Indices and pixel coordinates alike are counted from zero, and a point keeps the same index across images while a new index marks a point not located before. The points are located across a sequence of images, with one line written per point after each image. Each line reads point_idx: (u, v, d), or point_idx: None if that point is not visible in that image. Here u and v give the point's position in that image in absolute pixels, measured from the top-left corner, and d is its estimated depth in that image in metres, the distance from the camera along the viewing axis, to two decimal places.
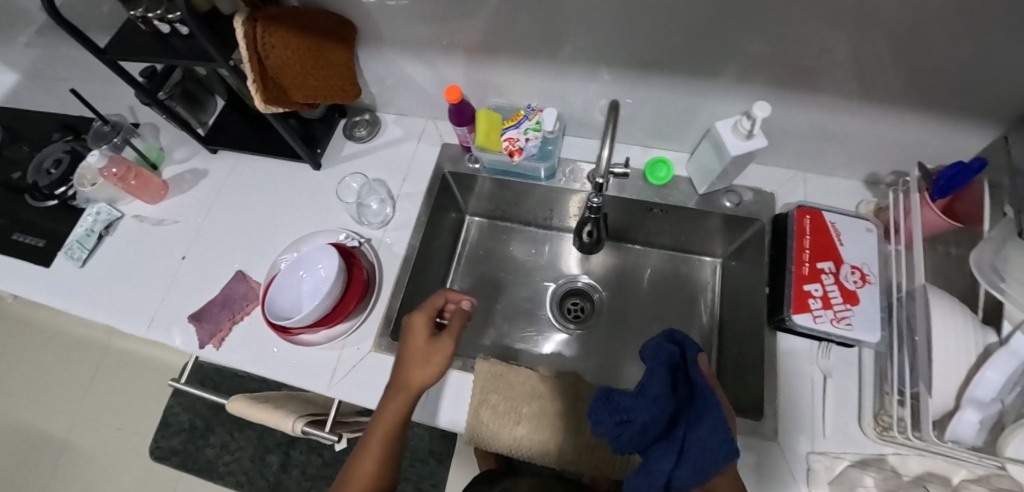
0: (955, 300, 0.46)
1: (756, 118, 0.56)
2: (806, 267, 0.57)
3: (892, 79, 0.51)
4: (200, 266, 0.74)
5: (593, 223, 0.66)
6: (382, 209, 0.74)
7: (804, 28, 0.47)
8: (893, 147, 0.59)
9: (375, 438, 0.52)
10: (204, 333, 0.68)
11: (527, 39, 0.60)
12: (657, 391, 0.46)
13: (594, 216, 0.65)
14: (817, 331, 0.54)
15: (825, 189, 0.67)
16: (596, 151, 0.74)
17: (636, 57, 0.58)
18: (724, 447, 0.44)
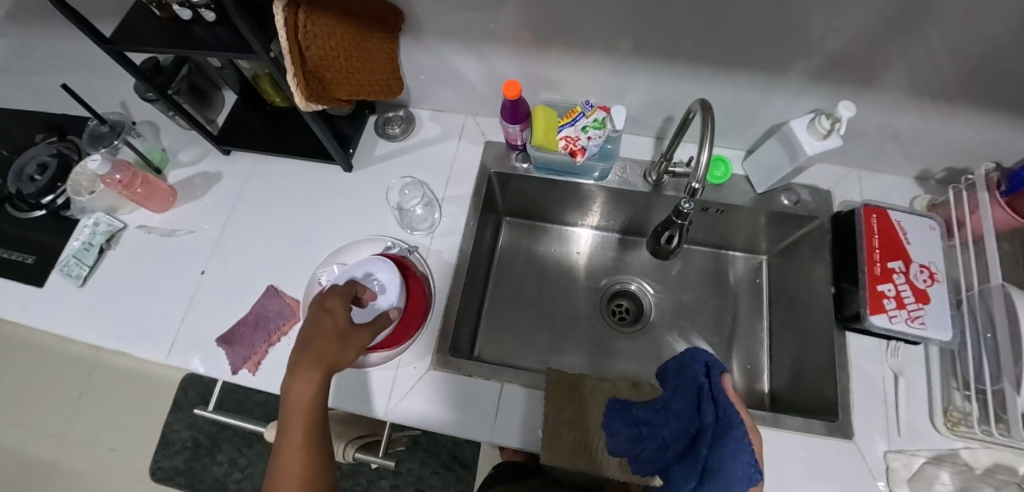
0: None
1: (841, 117, 0.53)
2: (878, 267, 0.58)
3: (972, 84, 0.52)
4: (222, 283, 0.68)
5: (676, 229, 0.55)
6: (428, 214, 0.67)
7: (902, 26, 0.47)
8: (953, 147, 0.62)
9: (292, 442, 0.44)
10: (236, 358, 0.63)
11: (602, 17, 0.54)
12: (680, 410, 0.55)
13: (680, 222, 0.53)
14: (893, 331, 0.56)
15: (877, 186, 0.69)
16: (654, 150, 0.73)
17: (715, 39, 0.54)
18: (748, 470, 0.46)
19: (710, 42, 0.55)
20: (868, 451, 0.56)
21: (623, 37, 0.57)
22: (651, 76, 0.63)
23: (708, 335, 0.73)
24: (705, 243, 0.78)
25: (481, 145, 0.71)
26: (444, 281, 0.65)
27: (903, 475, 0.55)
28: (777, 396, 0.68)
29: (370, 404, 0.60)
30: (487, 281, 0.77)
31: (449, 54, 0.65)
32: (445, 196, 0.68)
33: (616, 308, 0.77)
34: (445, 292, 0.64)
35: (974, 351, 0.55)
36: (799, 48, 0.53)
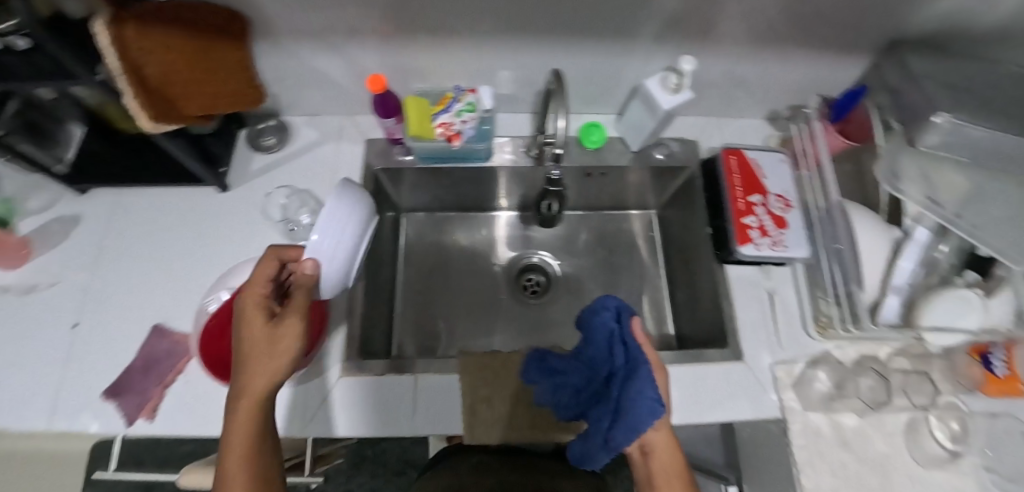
0: (868, 210, 0.59)
1: (684, 72, 0.58)
2: (741, 202, 0.64)
3: (791, 28, 0.58)
4: (98, 334, 0.61)
5: None
6: (315, 222, 0.66)
7: None
8: (791, 85, 0.68)
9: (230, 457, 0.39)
10: (128, 408, 0.57)
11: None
12: (596, 355, 0.55)
13: None
14: (762, 256, 0.62)
15: (736, 130, 0.75)
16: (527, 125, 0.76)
17: (560, 11, 0.57)
18: (650, 404, 0.45)
19: (556, 14, 0.57)
20: (756, 367, 0.63)
21: (476, 17, 0.58)
22: (514, 53, 0.65)
23: (612, 290, 0.78)
24: (600, 207, 0.82)
25: (360, 144, 0.71)
26: (345, 285, 0.64)
27: (787, 381, 0.62)
28: (680, 335, 0.74)
29: (285, 423, 0.58)
30: (395, 279, 0.77)
31: (309, 55, 0.63)
32: None
33: (526, 282, 0.79)
34: (346, 296, 0.63)
35: (826, 261, 0.62)
36: (636, 10, 0.56)
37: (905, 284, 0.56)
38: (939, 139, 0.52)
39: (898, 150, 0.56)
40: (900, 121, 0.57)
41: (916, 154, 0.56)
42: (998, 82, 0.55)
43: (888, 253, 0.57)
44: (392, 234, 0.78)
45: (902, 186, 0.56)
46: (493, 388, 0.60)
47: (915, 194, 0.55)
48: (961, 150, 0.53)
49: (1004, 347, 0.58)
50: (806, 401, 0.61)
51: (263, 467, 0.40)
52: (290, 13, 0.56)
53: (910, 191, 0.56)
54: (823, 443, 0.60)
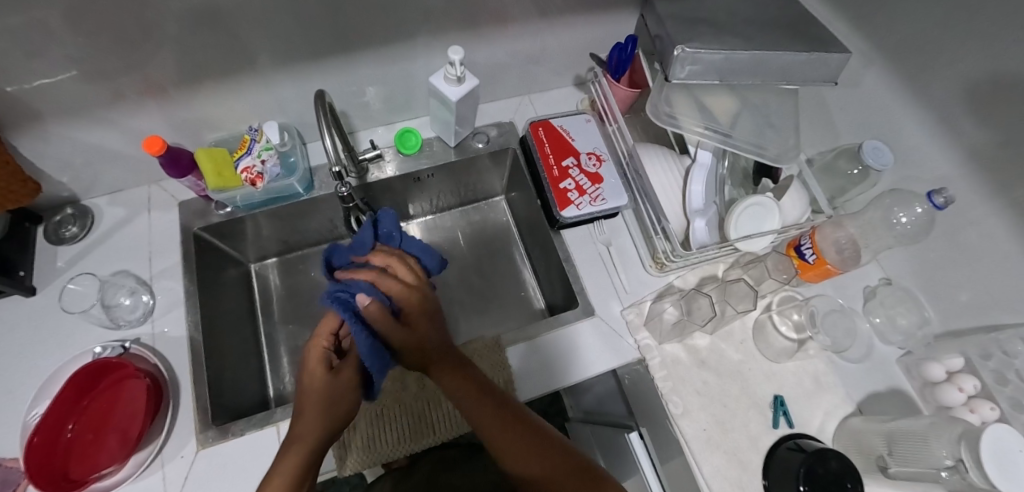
0: (659, 147, 0.65)
1: (456, 62, 0.59)
2: (556, 168, 0.67)
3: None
4: None
5: (358, 211, 0.61)
6: (137, 302, 0.63)
7: None
8: (577, 51, 0.72)
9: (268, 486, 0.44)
10: None
11: (205, 45, 0.54)
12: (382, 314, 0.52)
13: (353, 205, 0.59)
14: (584, 215, 0.65)
15: (547, 102, 0.79)
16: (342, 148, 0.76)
17: (325, 33, 0.57)
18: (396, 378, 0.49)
19: (316, 35, 0.57)
20: (608, 316, 0.66)
21: (238, 57, 0.58)
22: (299, 82, 0.64)
23: (478, 281, 0.80)
24: (450, 205, 0.85)
25: (174, 209, 0.69)
26: (184, 356, 0.61)
27: (638, 321, 0.65)
28: (550, 306, 0.77)
29: None
30: (258, 333, 0.75)
31: (80, 135, 0.60)
32: (154, 274, 0.65)
33: None
34: (188, 366, 0.60)
35: (641, 202, 0.66)
36: (395, 15, 0.57)
37: (706, 204, 0.61)
38: (688, 70, 0.56)
39: (665, 88, 0.60)
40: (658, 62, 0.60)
41: (678, 88, 0.60)
42: (731, 7, 0.61)
43: (681, 180, 0.63)
44: (244, 289, 0.76)
45: (676, 119, 0.59)
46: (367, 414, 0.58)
47: (687, 124, 0.59)
48: (711, 74, 0.57)
49: (809, 235, 0.64)
50: (659, 333, 0.64)
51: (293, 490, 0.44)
52: (31, 97, 0.53)
53: (684, 121, 0.60)
54: (684, 369, 0.63)
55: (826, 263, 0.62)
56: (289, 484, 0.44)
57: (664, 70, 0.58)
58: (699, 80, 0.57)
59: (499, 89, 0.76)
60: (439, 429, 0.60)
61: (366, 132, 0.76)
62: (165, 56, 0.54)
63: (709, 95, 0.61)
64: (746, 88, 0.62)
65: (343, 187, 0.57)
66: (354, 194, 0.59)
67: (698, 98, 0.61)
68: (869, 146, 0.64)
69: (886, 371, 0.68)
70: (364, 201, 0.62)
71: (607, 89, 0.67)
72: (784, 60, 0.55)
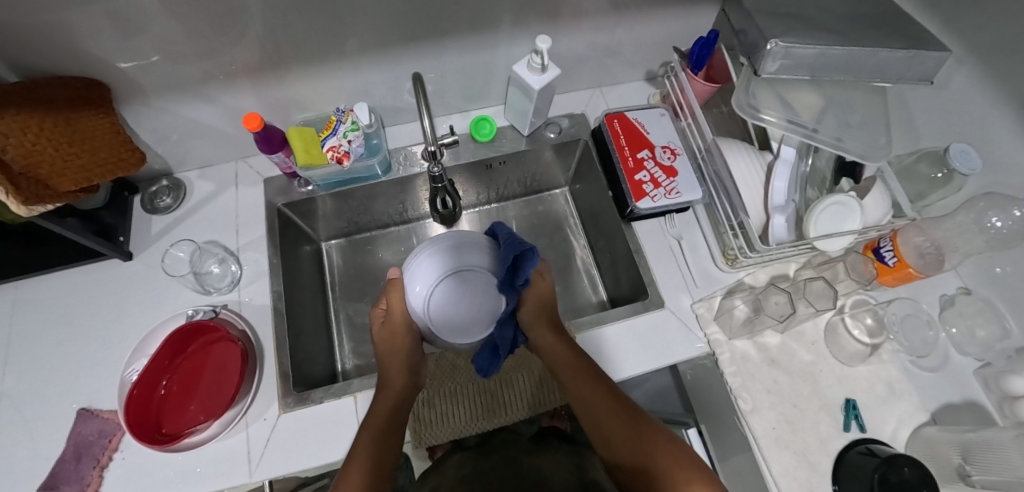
0: (740, 142, 0.65)
1: (543, 51, 0.60)
2: (631, 159, 0.68)
3: None
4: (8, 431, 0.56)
5: (443, 192, 0.62)
6: (226, 270, 0.66)
7: None
8: (653, 45, 0.73)
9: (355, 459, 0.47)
10: None
11: (307, 27, 0.57)
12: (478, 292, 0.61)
13: (440, 186, 0.60)
14: (659, 207, 0.65)
15: (618, 96, 0.79)
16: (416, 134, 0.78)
17: (419, 20, 0.59)
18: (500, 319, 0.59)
19: (411, 20, 0.59)
20: (677, 309, 0.66)
21: (336, 39, 0.60)
22: (386, 66, 0.67)
23: None
24: (514, 195, 0.86)
25: (260, 185, 0.72)
26: (267, 324, 0.64)
27: (708, 315, 0.65)
28: (611, 298, 0.77)
29: (227, 476, 0.55)
30: (328, 309, 0.77)
31: (183, 110, 0.64)
32: (240, 245, 0.68)
33: None
34: (272, 334, 0.63)
35: (717, 197, 0.66)
36: (485, 4, 0.59)
37: (788, 201, 0.60)
38: (778, 65, 0.56)
39: (751, 82, 0.60)
40: (745, 56, 0.60)
41: (764, 83, 0.60)
42: (821, 3, 0.60)
43: (763, 176, 0.62)
44: (316, 266, 0.79)
45: (761, 114, 0.59)
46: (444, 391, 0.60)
47: (773, 119, 0.59)
48: (800, 69, 0.57)
49: (891, 238, 0.63)
50: (730, 329, 0.64)
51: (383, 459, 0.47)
52: (148, 70, 0.57)
53: (770, 117, 0.60)
54: (753, 367, 0.63)
55: (909, 266, 0.61)
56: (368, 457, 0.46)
57: (752, 64, 0.58)
58: (788, 75, 0.57)
59: (572, 81, 0.77)
60: (509, 409, 0.61)
61: (440, 118, 0.78)
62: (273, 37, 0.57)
63: (795, 92, 0.61)
64: (832, 86, 0.61)
65: (435, 168, 0.58)
66: (443, 175, 0.60)
67: (783, 94, 0.61)
68: (957, 150, 0.63)
69: (961, 382, 0.66)
70: (449, 183, 0.63)
71: (686, 82, 0.67)
72: (881, 57, 0.55)
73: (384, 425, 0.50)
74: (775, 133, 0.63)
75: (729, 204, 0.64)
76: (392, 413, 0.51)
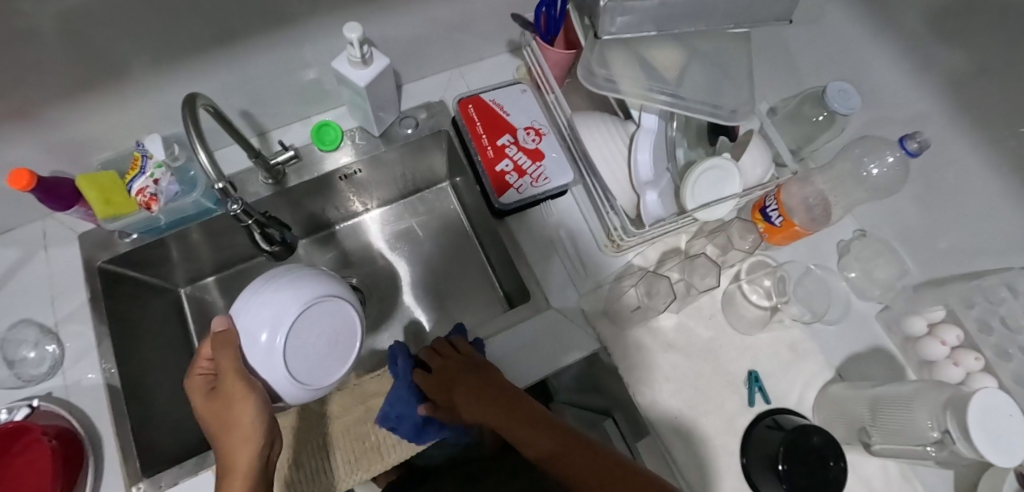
0: (599, 114, 0.60)
1: (355, 42, 0.51)
2: (490, 148, 0.60)
3: None
4: None
5: (263, 226, 0.51)
6: (44, 353, 0.57)
7: None
8: (504, 13, 0.64)
9: None
10: None
11: (58, 61, 0.46)
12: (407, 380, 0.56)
13: (251, 223, 0.49)
14: (525, 199, 0.58)
15: (480, 74, 0.71)
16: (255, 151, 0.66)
17: (202, 30, 0.49)
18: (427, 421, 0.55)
19: (193, 30, 0.49)
20: (565, 307, 0.60)
21: (104, 67, 0.49)
22: (189, 84, 0.56)
23: (431, 277, 0.74)
24: (392, 198, 0.78)
25: (74, 243, 0.61)
26: (104, 407, 0.55)
27: (598, 308, 0.60)
28: (508, 297, 0.71)
29: None
30: (197, 362, 0.69)
31: None
32: (59, 320, 0.58)
33: None
34: (109, 419, 0.55)
35: (587, 178, 0.59)
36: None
37: (656, 172, 0.57)
38: (621, 23, 0.48)
39: (600, 46, 0.52)
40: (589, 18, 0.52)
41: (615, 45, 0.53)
42: None
43: (626, 149, 0.58)
44: (176, 318, 0.70)
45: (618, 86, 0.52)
46: (313, 448, 0.52)
47: (630, 89, 0.52)
48: (647, 26, 0.49)
49: (773, 195, 0.58)
50: (621, 321, 0.59)
51: None
52: None
53: (625, 85, 0.53)
54: (652, 357, 0.58)
55: (793, 220, 0.57)
56: None
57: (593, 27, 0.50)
58: (634, 34, 0.50)
59: (424, 65, 0.67)
60: (385, 452, 0.53)
61: (281, 130, 0.68)
62: (24, 86, 0.46)
63: (651, 52, 0.54)
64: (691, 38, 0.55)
65: (234, 205, 0.47)
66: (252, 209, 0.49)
67: (637, 55, 0.54)
68: (835, 90, 0.59)
69: (866, 328, 0.65)
70: (268, 214, 0.51)
71: (539, 54, 0.59)
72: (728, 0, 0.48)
73: None
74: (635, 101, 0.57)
75: (603, 191, 0.56)
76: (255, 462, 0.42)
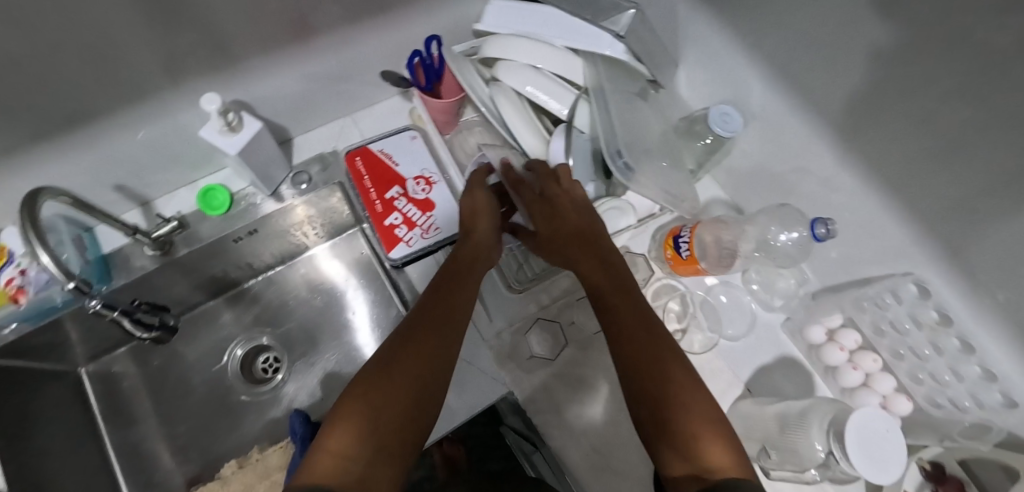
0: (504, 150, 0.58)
1: (214, 112, 0.49)
2: (379, 202, 0.58)
3: (324, 11, 0.53)
4: None
5: (127, 318, 0.50)
6: None
7: (184, 10, 0.44)
8: (384, 60, 0.64)
9: (350, 403, 0.34)
10: None
11: None
12: None
13: (112, 317, 0.48)
14: (415, 252, 0.57)
15: (373, 119, 0.70)
16: (141, 221, 0.63)
17: (55, 110, 0.47)
18: None
19: (39, 111, 0.47)
20: (472, 358, 0.58)
21: None
22: (53, 166, 0.53)
23: (348, 327, 0.72)
24: (298, 250, 0.75)
25: None
26: None
27: (504, 355, 0.59)
28: None
29: None
30: (105, 447, 0.65)
31: None
32: None
33: (262, 365, 0.71)
34: None
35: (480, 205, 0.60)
36: (134, 72, 0.48)
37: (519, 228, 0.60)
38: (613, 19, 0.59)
39: (534, 47, 0.55)
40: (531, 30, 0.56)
41: (538, 52, 0.55)
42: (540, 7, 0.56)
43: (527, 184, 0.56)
44: (77, 402, 0.66)
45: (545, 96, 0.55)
46: None
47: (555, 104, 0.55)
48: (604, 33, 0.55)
49: (688, 228, 0.62)
50: (525, 365, 0.59)
51: (394, 404, 0.35)
52: None
53: (557, 93, 0.55)
54: (561, 397, 0.58)
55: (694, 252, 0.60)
56: (360, 421, 0.33)
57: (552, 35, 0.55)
58: (589, 43, 0.54)
59: (313, 116, 0.67)
60: None
61: (167, 196, 0.65)
62: None
63: (565, 67, 0.56)
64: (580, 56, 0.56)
65: (90, 301, 0.46)
66: (111, 302, 0.48)
67: (528, 71, 0.55)
68: (718, 113, 0.61)
69: (772, 338, 0.67)
70: (132, 303, 0.50)
71: (421, 103, 0.59)
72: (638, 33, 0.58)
73: (389, 376, 0.36)
74: (533, 135, 0.56)
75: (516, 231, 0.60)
76: (406, 344, 0.39)
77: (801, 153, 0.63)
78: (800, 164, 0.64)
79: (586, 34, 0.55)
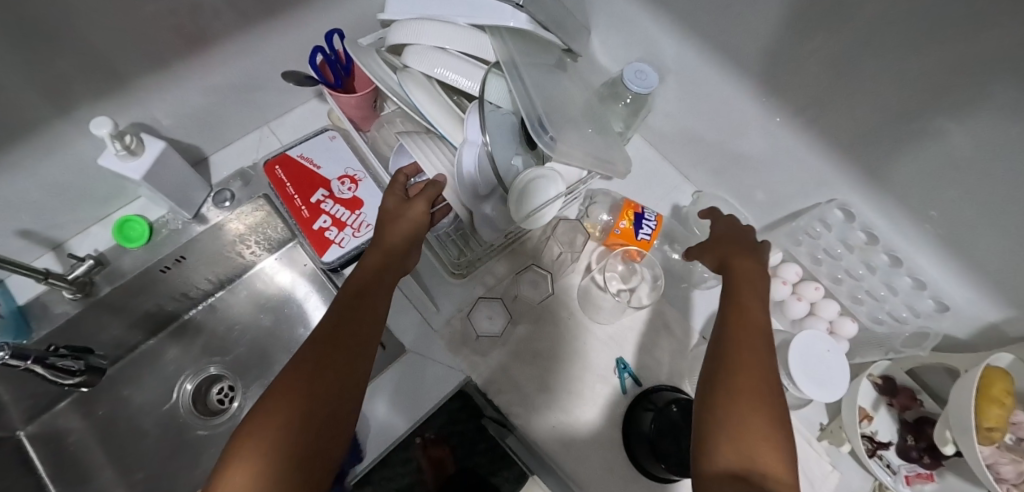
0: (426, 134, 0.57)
1: (107, 136, 0.46)
2: (304, 207, 0.57)
3: (219, 14, 0.51)
4: None
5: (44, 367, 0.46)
6: None
7: (68, 22, 0.41)
8: (288, 64, 0.63)
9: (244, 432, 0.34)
10: None
11: None
12: None
13: (28, 366, 0.45)
14: (349, 252, 0.56)
15: (288, 127, 0.70)
16: (54, 265, 0.59)
17: None
18: None
19: None
20: (424, 349, 0.59)
21: None
22: None
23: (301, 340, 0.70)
24: (236, 273, 0.72)
25: None
26: None
27: (457, 341, 0.59)
28: None
29: None
30: None
31: None
32: None
33: (217, 395, 0.68)
34: None
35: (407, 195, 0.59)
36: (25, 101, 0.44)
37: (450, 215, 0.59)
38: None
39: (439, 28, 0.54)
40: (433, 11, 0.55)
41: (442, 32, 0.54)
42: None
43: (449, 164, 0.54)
44: None
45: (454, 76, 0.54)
46: None
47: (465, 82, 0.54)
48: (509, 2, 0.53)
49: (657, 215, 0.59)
50: (479, 347, 0.59)
51: (283, 431, 0.34)
52: None
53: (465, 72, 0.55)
54: (520, 373, 0.58)
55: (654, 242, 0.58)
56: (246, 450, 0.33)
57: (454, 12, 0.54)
58: (493, 17, 0.53)
59: (226, 130, 0.65)
60: None
61: (80, 236, 0.61)
62: None
63: (472, 45, 0.55)
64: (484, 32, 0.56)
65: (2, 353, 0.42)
66: (22, 351, 0.44)
67: (435, 52, 0.54)
68: (633, 71, 0.61)
69: None
70: (47, 350, 0.46)
71: (332, 100, 0.57)
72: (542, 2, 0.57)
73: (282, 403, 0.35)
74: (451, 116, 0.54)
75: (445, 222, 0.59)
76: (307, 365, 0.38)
77: (706, 103, 0.66)
78: (710, 112, 0.66)
79: (487, 6, 0.53)
